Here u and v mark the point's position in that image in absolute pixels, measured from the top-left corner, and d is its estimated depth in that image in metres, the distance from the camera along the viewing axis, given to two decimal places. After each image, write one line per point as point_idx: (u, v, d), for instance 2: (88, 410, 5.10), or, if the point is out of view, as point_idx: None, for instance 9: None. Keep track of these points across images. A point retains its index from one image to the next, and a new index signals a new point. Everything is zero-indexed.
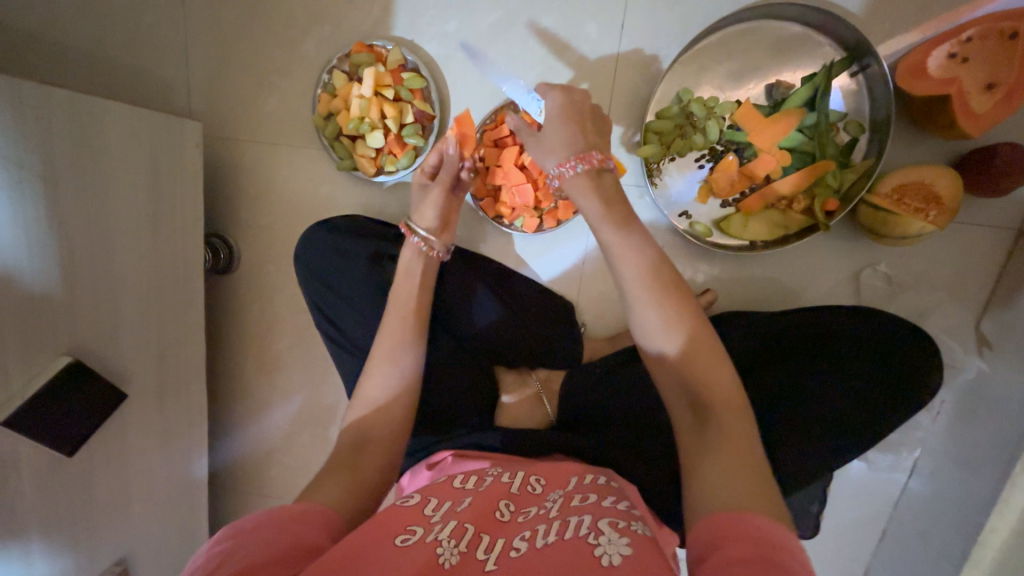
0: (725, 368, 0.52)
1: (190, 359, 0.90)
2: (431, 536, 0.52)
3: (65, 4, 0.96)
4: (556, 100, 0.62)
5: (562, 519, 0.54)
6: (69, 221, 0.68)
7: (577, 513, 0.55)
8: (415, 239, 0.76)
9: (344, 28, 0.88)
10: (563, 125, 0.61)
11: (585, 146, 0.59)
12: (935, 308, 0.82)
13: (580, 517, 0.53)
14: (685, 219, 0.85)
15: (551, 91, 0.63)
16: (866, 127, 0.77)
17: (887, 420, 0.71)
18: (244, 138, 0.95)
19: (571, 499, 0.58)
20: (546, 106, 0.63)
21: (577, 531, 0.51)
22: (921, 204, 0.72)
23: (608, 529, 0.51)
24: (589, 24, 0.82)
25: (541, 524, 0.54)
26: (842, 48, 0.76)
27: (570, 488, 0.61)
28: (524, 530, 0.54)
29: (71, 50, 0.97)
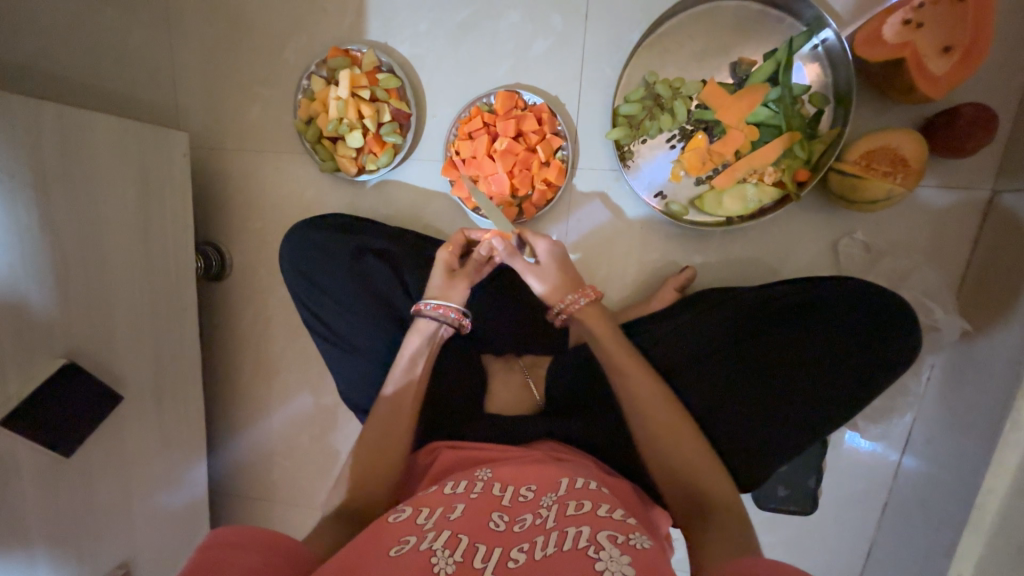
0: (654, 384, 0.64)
1: (186, 363, 0.92)
2: (426, 545, 0.53)
3: (55, 29, 1.00)
4: (549, 247, 0.72)
5: (559, 530, 0.54)
6: (61, 229, 0.70)
7: (574, 523, 0.55)
8: (426, 326, 0.72)
9: (322, 35, 0.91)
10: (558, 267, 0.73)
11: (580, 283, 0.73)
12: (915, 273, 0.82)
13: (578, 529, 0.54)
14: (661, 200, 0.86)
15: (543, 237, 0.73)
16: (830, 99, 0.79)
17: (862, 393, 0.71)
18: (231, 148, 0.98)
19: (566, 507, 0.58)
20: (541, 250, 0.73)
21: (575, 542, 0.52)
22: (889, 168, 0.73)
23: (607, 544, 0.51)
24: (555, 16, 0.84)
25: (538, 534, 0.54)
26: (802, 22, 0.78)
27: (563, 492, 0.61)
28: (521, 540, 0.54)
29: (65, 75, 1.02)
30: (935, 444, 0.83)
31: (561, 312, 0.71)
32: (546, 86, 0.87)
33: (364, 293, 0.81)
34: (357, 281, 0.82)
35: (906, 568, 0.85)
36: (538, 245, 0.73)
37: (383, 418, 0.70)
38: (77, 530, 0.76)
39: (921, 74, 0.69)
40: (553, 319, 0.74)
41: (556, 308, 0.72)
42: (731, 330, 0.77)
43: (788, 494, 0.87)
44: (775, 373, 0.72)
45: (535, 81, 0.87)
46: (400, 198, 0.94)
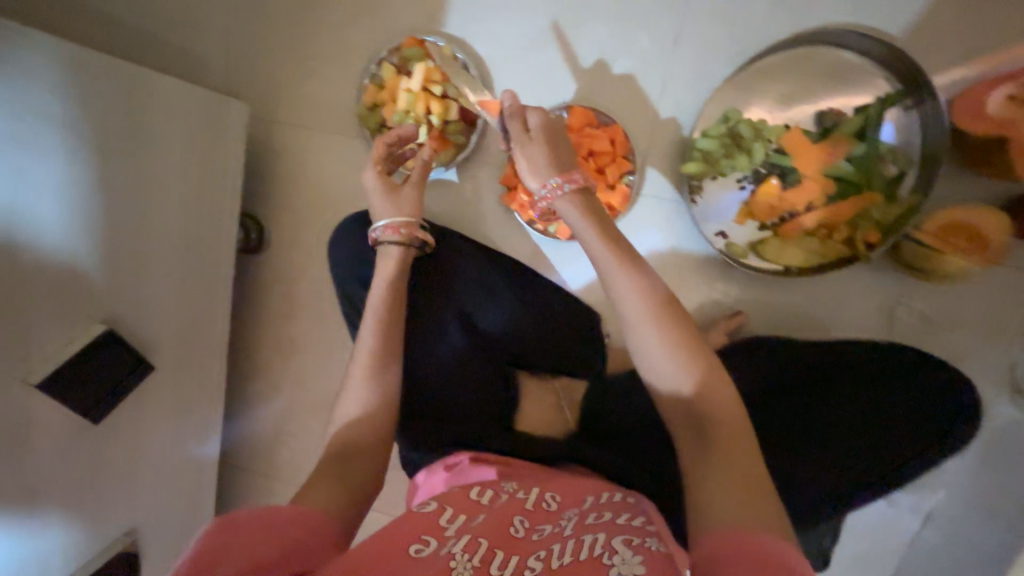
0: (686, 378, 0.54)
1: (214, 338, 0.90)
2: (445, 550, 0.52)
3: None
4: (540, 118, 0.64)
5: (576, 538, 0.53)
6: (114, 191, 0.67)
7: (591, 530, 0.53)
8: (393, 233, 0.74)
9: (397, 21, 0.88)
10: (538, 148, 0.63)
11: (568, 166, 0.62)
12: (970, 352, 0.80)
13: (595, 535, 0.52)
14: (721, 239, 0.84)
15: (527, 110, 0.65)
16: (914, 163, 0.76)
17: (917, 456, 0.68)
18: (285, 121, 0.95)
19: (586, 517, 0.56)
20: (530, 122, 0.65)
21: (591, 551, 0.50)
22: (961, 242, 0.72)
23: (622, 547, 0.50)
24: (641, 36, 0.81)
25: (556, 542, 0.52)
26: (897, 80, 0.76)
27: (586, 505, 0.58)
28: (541, 547, 0.52)
29: (121, 20, 0.98)
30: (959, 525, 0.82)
31: (545, 197, 0.61)
32: (621, 106, 0.84)
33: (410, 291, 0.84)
34: (408, 280, 0.85)
35: None
36: (529, 116, 0.64)
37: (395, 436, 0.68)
38: (92, 495, 0.75)
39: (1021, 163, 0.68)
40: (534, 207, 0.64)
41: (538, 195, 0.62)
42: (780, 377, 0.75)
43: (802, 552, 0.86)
44: (821, 428, 0.70)
45: (611, 100, 0.84)
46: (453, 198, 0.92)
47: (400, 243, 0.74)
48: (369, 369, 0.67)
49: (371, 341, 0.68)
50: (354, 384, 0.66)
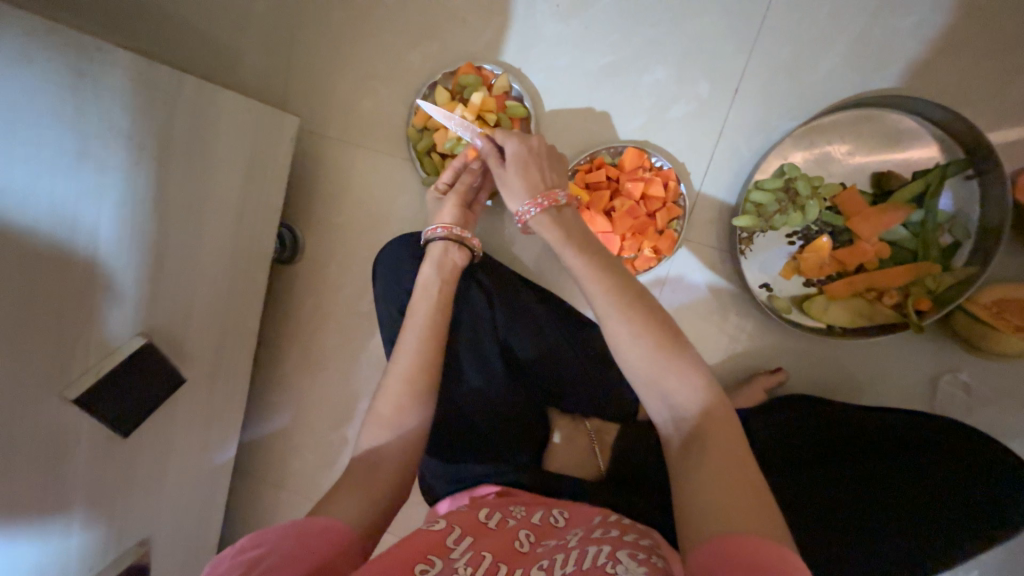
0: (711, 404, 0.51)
1: (244, 348, 0.88)
2: (450, 568, 0.51)
3: None
4: (514, 146, 0.66)
5: (580, 549, 0.52)
6: (168, 204, 0.66)
7: (596, 543, 0.52)
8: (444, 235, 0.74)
9: (455, 46, 0.88)
10: (525, 171, 0.64)
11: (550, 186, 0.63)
12: (1013, 428, 0.79)
13: (599, 547, 0.51)
14: (765, 291, 0.83)
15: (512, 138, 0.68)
16: (971, 233, 0.75)
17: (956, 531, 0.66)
18: (330, 136, 0.95)
19: (592, 533, 0.56)
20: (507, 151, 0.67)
21: (595, 560, 0.49)
22: (1021, 323, 0.70)
23: (626, 559, 0.48)
24: (702, 83, 0.80)
25: (559, 553, 0.52)
26: (961, 150, 0.75)
27: (592, 524, 0.59)
28: (543, 558, 0.53)
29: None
30: None
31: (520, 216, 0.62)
32: (676, 150, 0.83)
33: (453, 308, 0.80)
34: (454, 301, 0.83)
35: None
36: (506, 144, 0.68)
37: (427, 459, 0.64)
38: (113, 504, 0.74)
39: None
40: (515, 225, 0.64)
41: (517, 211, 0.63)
42: (814, 442, 0.74)
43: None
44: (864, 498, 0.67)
45: (666, 142, 0.83)
46: None
47: (451, 241, 0.74)
48: (408, 399, 0.63)
49: (409, 364, 0.64)
50: (389, 395, 0.63)
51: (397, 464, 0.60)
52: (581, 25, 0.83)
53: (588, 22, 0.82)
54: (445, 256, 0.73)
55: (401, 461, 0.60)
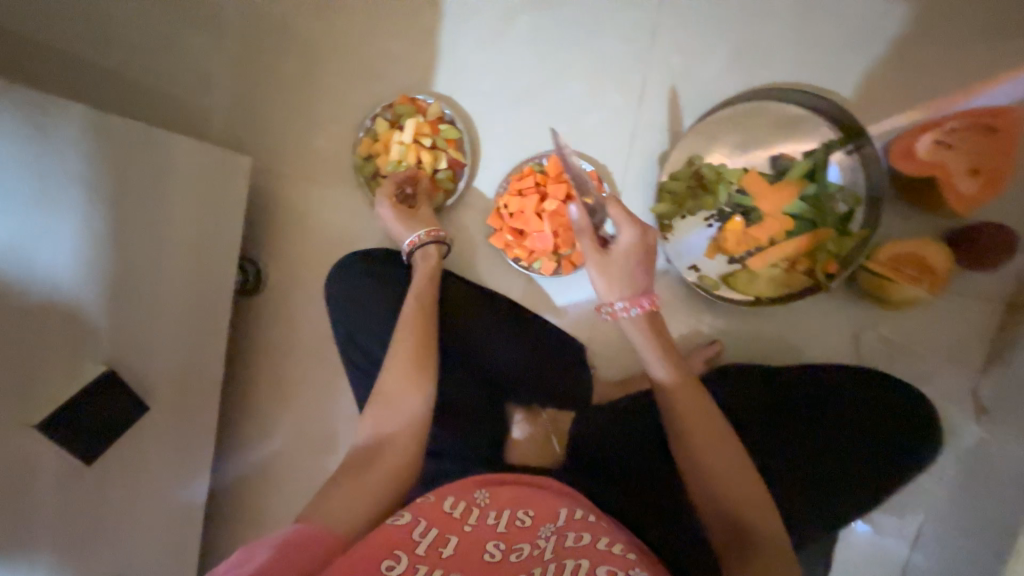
0: (722, 445, 0.62)
1: (210, 377, 0.91)
2: None
3: None
4: (631, 235, 0.67)
5: (557, 562, 0.56)
6: (126, 237, 0.72)
7: (573, 557, 0.57)
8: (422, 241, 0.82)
9: (390, 81, 0.97)
10: (629, 262, 0.67)
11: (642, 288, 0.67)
12: (934, 373, 0.85)
13: (577, 562, 0.56)
14: (695, 272, 0.89)
15: (627, 224, 0.66)
16: (862, 200, 0.83)
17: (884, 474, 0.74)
18: (283, 170, 1.01)
19: (564, 538, 0.59)
20: (620, 238, 0.67)
21: None
22: (915, 273, 0.79)
23: None
24: (612, 92, 0.90)
25: (536, 567, 0.56)
26: (839, 128, 0.84)
27: (561, 522, 0.61)
28: (520, 570, 0.55)
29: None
30: (944, 546, 0.83)
31: (609, 312, 0.67)
32: (597, 153, 0.92)
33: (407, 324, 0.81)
34: None
35: None
36: (619, 235, 0.67)
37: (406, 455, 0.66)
38: (80, 541, 0.74)
39: (953, 196, 0.75)
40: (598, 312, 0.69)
41: (608, 307, 0.68)
42: (763, 406, 0.77)
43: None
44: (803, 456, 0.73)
45: (587, 148, 0.92)
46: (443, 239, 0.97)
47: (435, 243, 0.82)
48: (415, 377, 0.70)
49: (409, 346, 0.71)
50: (395, 367, 0.70)
51: (403, 437, 0.66)
52: (500, 54, 0.93)
53: (504, 48, 0.92)
54: (430, 257, 0.81)
55: (406, 435, 0.66)
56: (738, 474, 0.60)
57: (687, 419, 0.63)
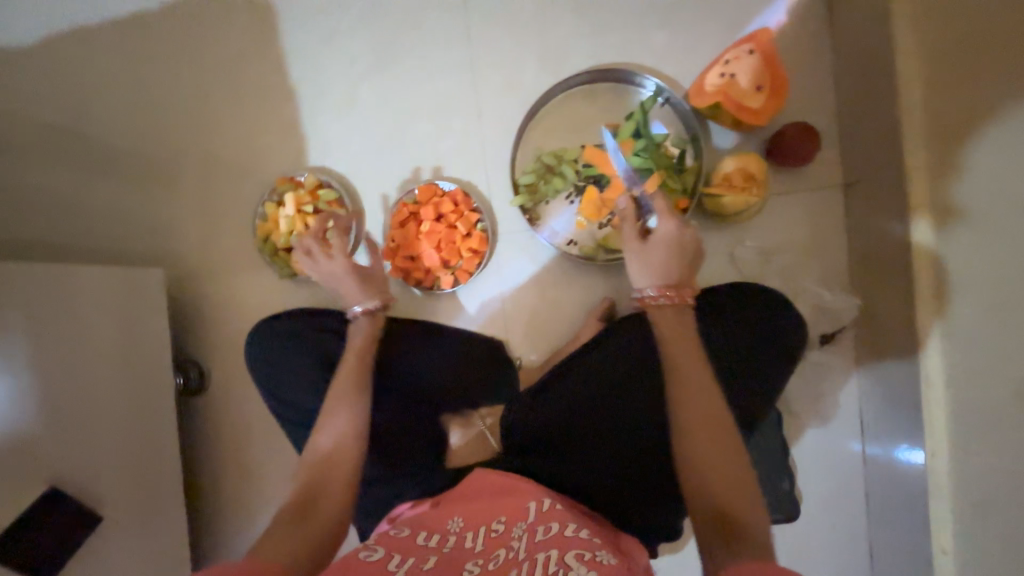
0: (710, 396, 0.64)
1: (168, 477, 0.96)
2: None
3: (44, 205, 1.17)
4: (668, 228, 0.74)
5: (529, 559, 0.57)
6: (51, 369, 0.80)
7: (543, 549, 0.58)
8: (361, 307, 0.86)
9: (271, 168, 1.09)
10: (666, 252, 0.73)
11: (679, 282, 0.73)
12: (807, 265, 0.93)
13: (547, 554, 0.57)
14: (574, 245, 0.98)
15: (668, 217, 0.74)
16: (688, 140, 0.94)
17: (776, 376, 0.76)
18: (202, 274, 1.12)
19: (535, 533, 0.61)
20: (660, 229, 0.74)
21: (545, 568, 0.55)
22: (746, 184, 0.87)
23: (576, 564, 0.55)
24: (454, 120, 1.03)
25: (511, 566, 0.56)
26: (647, 89, 0.96)
27: (531, 519, 0.64)
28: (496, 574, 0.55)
29: (50, 243, 1.16)
30: (879, 419, 0.88)
31: (638, 299, 0.74)
32: (460, 173, 1.03)
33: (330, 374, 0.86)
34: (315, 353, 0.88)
35: (899, 551, 0.85)
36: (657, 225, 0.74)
37: (345, 467, 0.71)
38: None
39: (743, 112, 0.87)
40: (634, 298, 0.74)
41: (641, 292, 0.73)
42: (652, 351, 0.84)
43: (771, 502, 0.90)
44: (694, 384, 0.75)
45: (450, 171, 1.04)
46: None
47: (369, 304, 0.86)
48: (348, 416, 0.74)
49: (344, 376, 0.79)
50: (337, 398, 0.76)
51: (336, 472, 0.70)
52: (354, 118, 1.06)
53: (356, 114, 1.06)
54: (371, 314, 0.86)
55: (339, 469, 0.70)
56: (722, 438, 0.61)
57: (684, 370, 0.65)
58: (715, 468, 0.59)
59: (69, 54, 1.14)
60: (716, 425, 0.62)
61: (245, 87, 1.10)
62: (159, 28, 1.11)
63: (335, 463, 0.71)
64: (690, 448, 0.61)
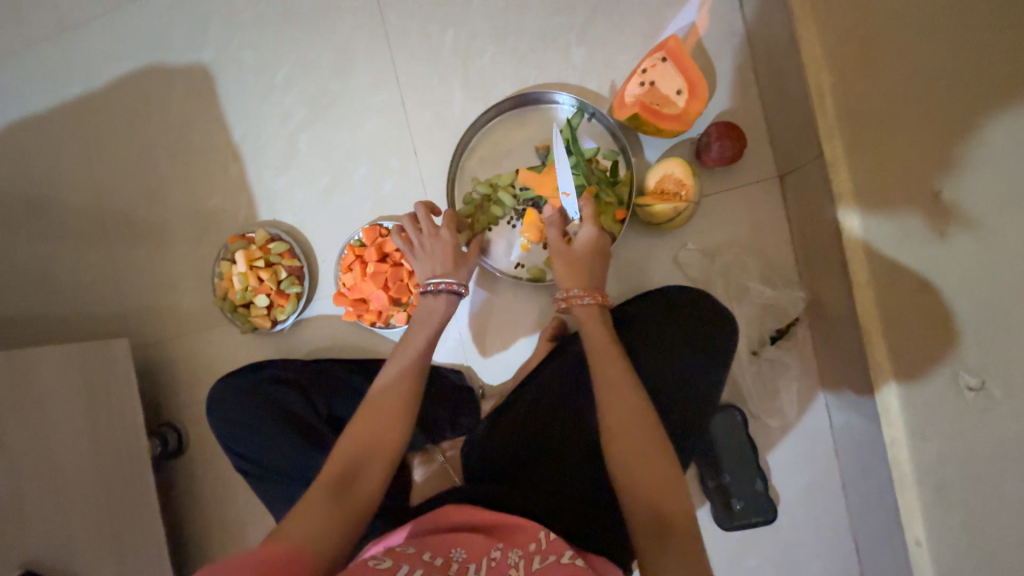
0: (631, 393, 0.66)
1: (149, 541, 0.98)
2: None
3: (16, 290, 1.21)
4: (590, 233, 0.79)
5: None
6: (14, 450, 0.82)
7: None
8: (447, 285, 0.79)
9: (224, 228, 1.12)
10: (586, 257, 0.78)
11: (598, 284, 0.78)
12: (751, 261, 0.93)
13: None
14: (521, 268, 0.99)
15: (590, 223, 0.80)
16: (618, 151, 0.94)
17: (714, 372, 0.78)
18: (170, 337, 1.14)
19: (532, 561, 0.60)
20: (583, 233, 0.80)
21: None
22: (676, 189, 0.88)
23: None
24: (392, 160, 1.05)
25: None
26: (571, 106, 0.97)
27: (530, 548, 0.62)
28: None
29: (25, 325, 1.20)
30: (840, 407, 0.87)
31: (564, 300, 0.76)
32: (403, 211, 1.05)
33: (283, 426, 0.88)
34: (273, 404, 0.90)
35: (879, 545, 0.82)
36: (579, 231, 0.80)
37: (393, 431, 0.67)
38: None
39: (666, 119, 0.87)
40: (554, 304, 0.78)
41: (561, 296, 0.77)
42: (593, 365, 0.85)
43: (745, 506, 0.91)
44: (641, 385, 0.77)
45: (394, 210, 1.05)
46: (314, 334, 1.08)
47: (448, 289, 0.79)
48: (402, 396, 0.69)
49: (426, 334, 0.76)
50: (400, 362, 0.73)
51: (378, 460, 0.64)
52: (297, 170, 1.09)
53: (299, 166, 1.09)
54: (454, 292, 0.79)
55: (383, 457, 0.64)
56: (652, 450, 0.62)
57: (609, 374, 0.67)
58: (648, 478, 0.60)
59: (29, 140, 1.19)
60: (648, 437, 0.63)
61: (192, 151, 1.13)
62: (108, 108, 1.16)
63: (377, 447, 0.65)
64: (621, 458, 0.62)
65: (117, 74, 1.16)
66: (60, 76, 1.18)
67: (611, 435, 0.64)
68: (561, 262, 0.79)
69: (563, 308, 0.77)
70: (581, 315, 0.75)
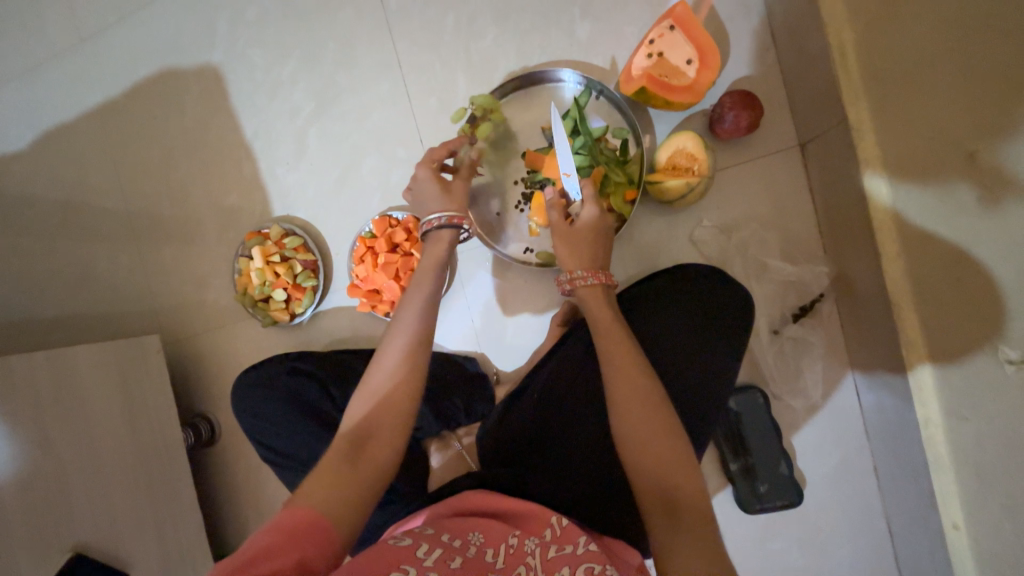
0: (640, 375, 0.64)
1: (188, 526, 1.03)
2: None
3: (55, 294, 1.27)
4: (592, 213, 0.77)
5: None
6: (59, 443, 0.88)
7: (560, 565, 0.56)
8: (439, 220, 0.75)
9: (241, 226, 1.15)
10: (590, 240, 0.76)
11: (602, 266, 0.76)
12: (773, 237, 0.89)
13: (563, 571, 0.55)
14: (531, 253, 0.98)
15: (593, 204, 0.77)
16: (628, 129, 0.91)
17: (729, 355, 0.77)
18: (198, 334, 1.19)
19: (548, 549, 0.59)
20: (585, 213, 0.77)
21: None
22: (688, 165, 0.84)
23: None
24: (399, 150, 1.05)
25: None
26: (579, 84, 0.93)
27: (546, 537, 0.62)
28: None
29: (65, 327, 1.27)
30: (869, 385, 0.83)
31: (567, 282, 0.74)
32: None
33: (302, 416, 0.90)
34: (293, 397, 0.93)
35: (914, 528, 0.79)
36: (582, 211, 0.78)
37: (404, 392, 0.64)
38: None
39: (676, 91, 0.83)
40: (557, 285, 0.76)
41: (564, 278, 0.75)
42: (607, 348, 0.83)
43: (769, 489, 0.88)
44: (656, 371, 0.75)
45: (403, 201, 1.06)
46: (331, 326, 1.10)
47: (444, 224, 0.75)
48: (407, 348, 0.66)
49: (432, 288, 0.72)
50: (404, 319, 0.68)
51: (389, 416, 0.62)
52: (308, 165, 1.11)
53: (310, 160, 1.10)
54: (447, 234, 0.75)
55: (393, 411, 0.63)
56: (660, 430, 0.60)
57: (615, 353, 0.66)
58: (656, 460, 0.59)
59: (58, 150, 1.25)
60: (658, 421, 0.61)
61: (207, 152, 1.16)
62: (128, 115, 1.20)
63: (389, 403, 0.63)
64: (625, 441, 0.61)
65: (134, 80, 1.19)
66: (82, 86, 1.23)
67: (619, 415, 0.63)
68: (563, 243, 0.77)
69: (566, 290, 0.76)
70: (584, 298, 0.73)
